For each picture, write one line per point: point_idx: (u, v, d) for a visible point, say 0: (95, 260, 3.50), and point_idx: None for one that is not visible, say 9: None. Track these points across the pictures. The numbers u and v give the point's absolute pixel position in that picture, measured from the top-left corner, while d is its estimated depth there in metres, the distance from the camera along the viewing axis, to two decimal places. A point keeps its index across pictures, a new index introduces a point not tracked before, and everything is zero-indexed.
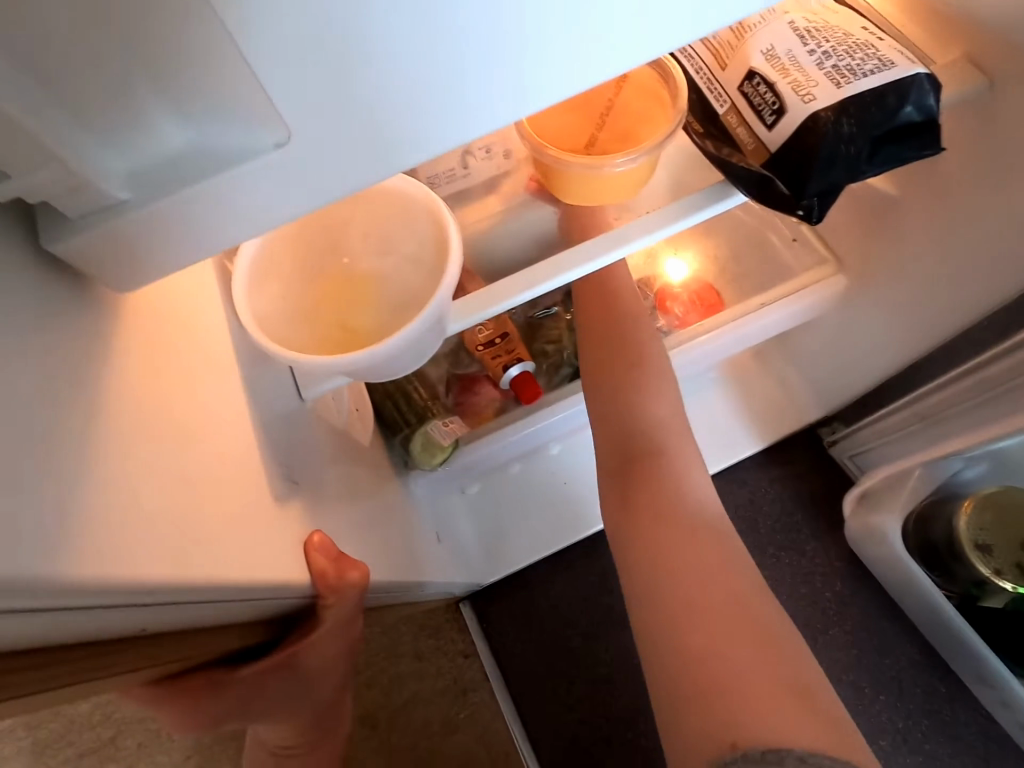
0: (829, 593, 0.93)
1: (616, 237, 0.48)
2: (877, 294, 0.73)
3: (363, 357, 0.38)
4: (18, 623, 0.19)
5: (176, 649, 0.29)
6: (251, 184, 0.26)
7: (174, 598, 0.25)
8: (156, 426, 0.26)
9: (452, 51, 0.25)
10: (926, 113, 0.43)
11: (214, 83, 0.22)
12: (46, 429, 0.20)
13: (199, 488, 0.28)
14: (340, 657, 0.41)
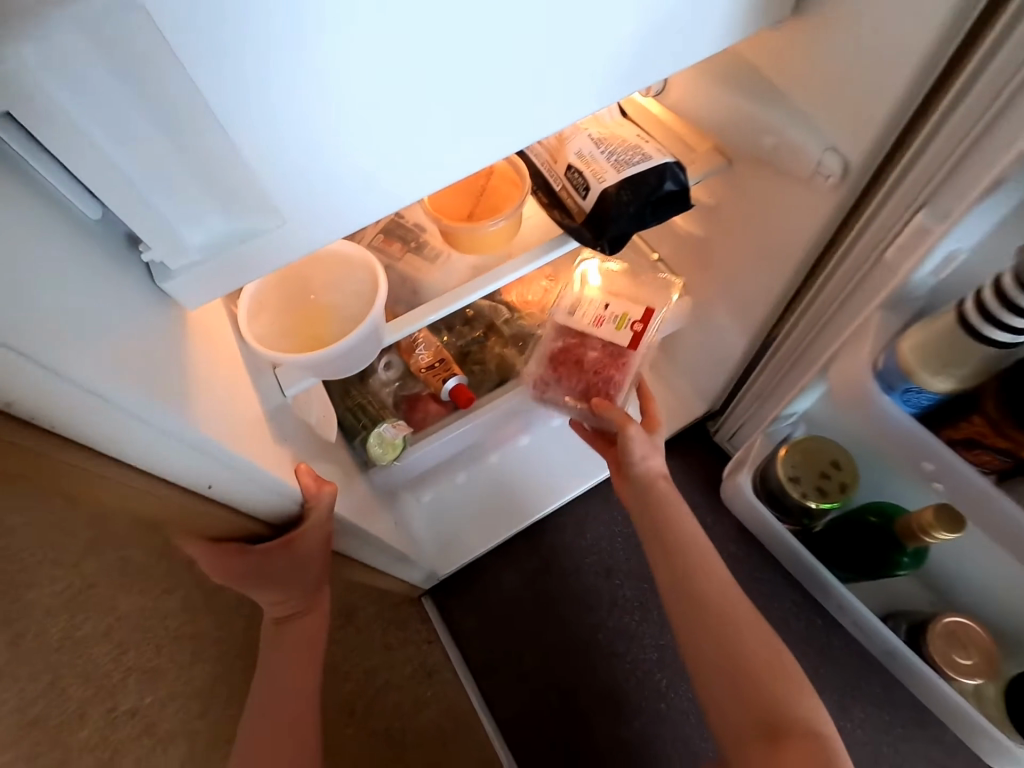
0: (727, 554, 1.13)
1: (493, 276, 0.75)
2: (711, 307, 0.99)
3: (325, 354, 0.60)
4: (146, 437, 0.38)
5: (218, 515, 0.48)
6: (264, 247, 0.46)
7: (216, 458, 0.43)
8: (207, 376, 0.46)
9: (370, 177, 0.46)
10: (681, 184, 0.70)
11: (248, 196, 0.42)
12: (159, 352, 0.40)
13: (230, 415, 0.47)
14: (318, 557, 0.59)
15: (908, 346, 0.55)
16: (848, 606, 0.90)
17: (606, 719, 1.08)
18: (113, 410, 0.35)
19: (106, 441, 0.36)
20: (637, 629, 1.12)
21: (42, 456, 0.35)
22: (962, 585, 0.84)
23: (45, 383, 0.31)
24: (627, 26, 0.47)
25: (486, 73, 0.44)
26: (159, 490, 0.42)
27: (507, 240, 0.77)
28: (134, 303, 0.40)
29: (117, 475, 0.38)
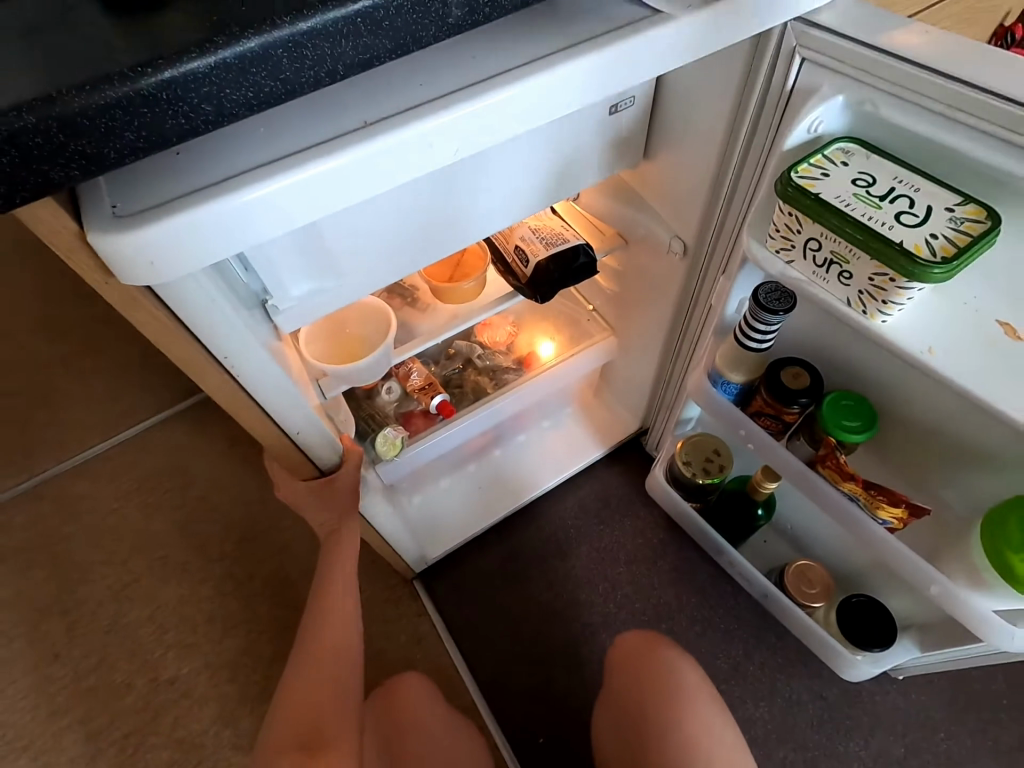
0: (655, 538, 1.45)
1: (466, 318, 1.11)
2: (630, 345, 1.35)
3: (356, 366, 0.93)
4: (277, 400, 0.69)
5: (296, 453, 0.79)
6: (329, 303, 0.79)
7: (305, 416, 0.75)
8: (295, 374, 0.78)
9: (395, 259, 0.78)
10: (590, 258, 1.07)
11: (325, 276, 0.75)
12: (279, 356, 0.73)
13: (307, 398, 0.78)
14: (351, 495, 0.90)
15: (720, 355, 0.89)
16: (733, 559, 1.21)
17: (563, 671, 1.33)
18: (269, 381, 0.67)
19: (266, 396, 0.68)
20: (586, 599, 1.40)
21: (237, 400, 0.66)
22: (812, 537, 1.16)
23: (254, 359, 0.63)
24: (546, 177, 0.82)
25: (462, 203, 0.76)
26: (274, 432, 0.73)
27: (476, 295, 1.14)
28: (263, 329, 0.73)
29: (260, 416, 0.70)
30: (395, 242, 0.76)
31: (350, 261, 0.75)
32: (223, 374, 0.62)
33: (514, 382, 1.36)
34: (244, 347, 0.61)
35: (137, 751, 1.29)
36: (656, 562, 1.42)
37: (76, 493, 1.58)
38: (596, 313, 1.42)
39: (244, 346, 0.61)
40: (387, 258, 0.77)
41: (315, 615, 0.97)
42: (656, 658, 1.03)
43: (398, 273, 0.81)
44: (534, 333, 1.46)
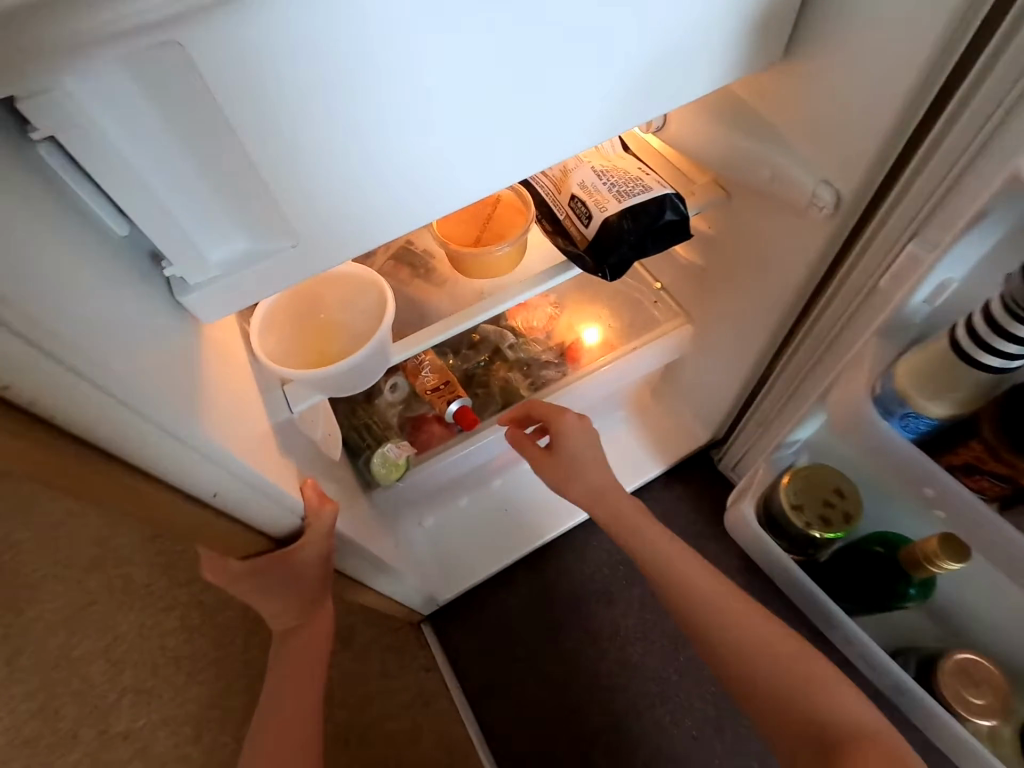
0: (730, 585, 1.13)
1: (499, 299, 0.77)
2: (713, 339, 1.02)
3: (333, 370, 0.62)
4: (157, 443, 0.39)
5: (225, 523, 0.49)
6: (274, 269, 0.48)
7: (222, 465, 0.44)
8: (219, 392, 0.47)
9: (387, 192, 0.48)
10: (680, 214, 0.73)
11: (257, 217, 0.44)
12: (172, 362, 0.41)
13: (238, 429, 0.47)
14: (319, 567, 0.59)
15: (903, 371, 0.57)
16: (854, 638, 0.88)
17: (606, 754, 1.05)
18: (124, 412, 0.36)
19: (123, 441, 0.37)
20: (639, 661, 1.10)
21: (64, 459, 0.36)
22: (968, 618, 0.83)
23: (72, 379, 0.32)
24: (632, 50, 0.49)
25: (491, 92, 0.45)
26: (168, 499, 0.43)
27: (512, 266, 0.80)
28: (150, 307, 0.42)
29: (126, 477, 0.39)
30: (373, 165, 0.45)
31: (297, 197, 0.44)
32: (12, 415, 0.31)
33: (556, 382, 1.06)
34: (38, 358, 0.31)
35: None
36: None
37: (24, 493, 1.33)
38: (663, 293, 1.08)
39: (36, 358, 0.30)
40: (372, 189, 0.47)
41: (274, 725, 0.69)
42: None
43: (385, 222, 0.50)
44: (574, 314, 1.12)
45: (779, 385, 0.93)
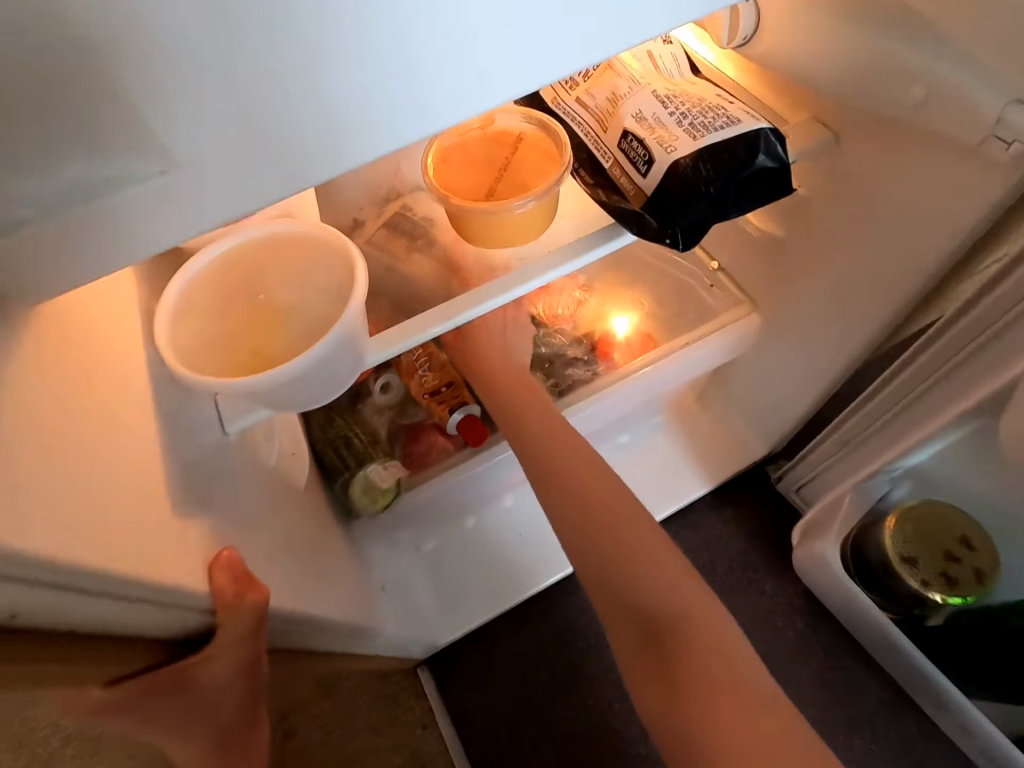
0: (791, 632, 0.94)
1: (518, 275, 0.55)
2: (787, 333, 0.80)
3: (274, 377, 0.42)
4: None
5: (73, 652, 0.29)
6: (139, 208, 0.29)
7: (39, 579, 0.24)
8: (55, 436, 0.27)
9: (327, 85, 0.29)
10: (778, 159, 0.51)
11: (86, 112, 0.25)
12: None
13: (89, 501, 0.27)
14: (236, 678, 0.39)
15: None
16: (975, 727, 0.70)
17: None
18: None
19: None
20: None
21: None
22: None
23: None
24: None
25: None
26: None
27: (543, 224, 0.56)
28: None
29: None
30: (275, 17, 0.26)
31: (157, 88, 0.26)
32: None
33: (584, 384, 0.85)
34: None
35: None
36: (791, 672, 0.91)
37: None
38: (721, 274, 0.87)
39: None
40: (300, 76, 0.28)
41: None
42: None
43: (327, 141, 0.31)
44: (600, 296, 0.91)
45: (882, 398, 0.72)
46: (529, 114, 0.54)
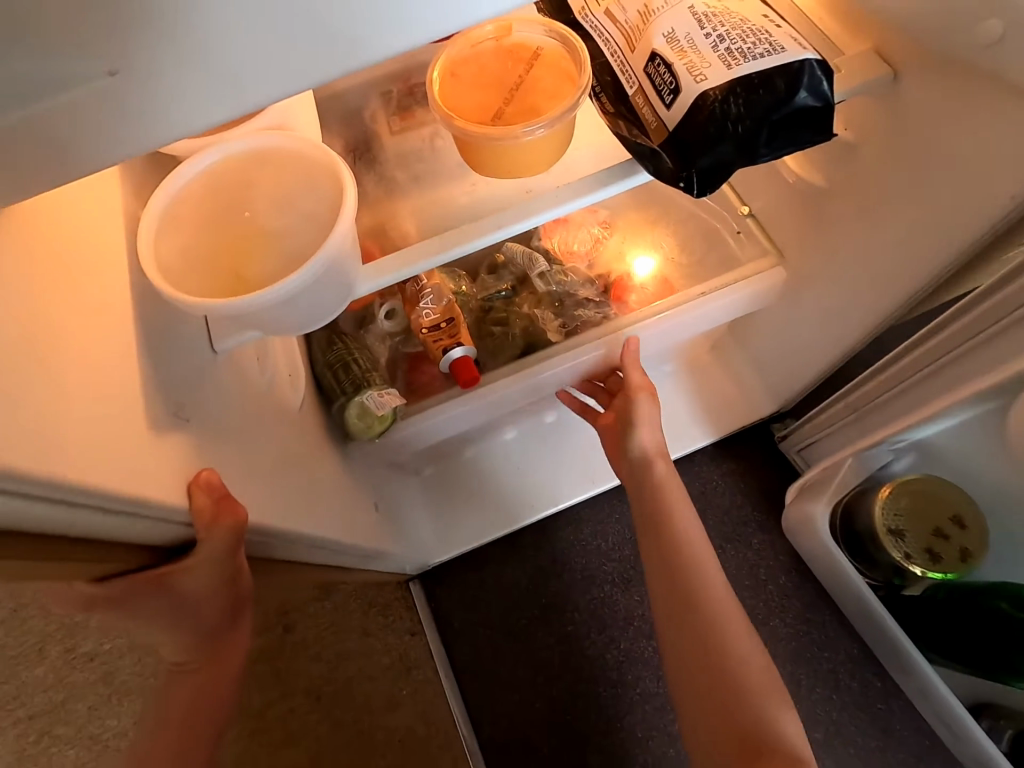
0: (772, 586, 0.96)
1: (526, 209, 0.52)
2: (813, 288, 0.76)
3: (253, 299, 0.40)
4: None
5: (60, 559, 0.32)
6: (76, 113, 0.27)
7: (16, 488, 0.26)
8: (24, 352, 0.27)
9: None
10: (822, 98, 0.45)
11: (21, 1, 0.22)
12: None
13: (66, 419, 0.28)
14: (225, 587, 0.41)
15: None
16: (934, 694, 0.69)
17: (603, 754, 0.91)
18: None
19: None
20: (652, 657, 0.95)
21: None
22: None
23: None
24: None
25: None
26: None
27: (556, 152, 0.52)
28: None
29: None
30: None
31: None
32: None
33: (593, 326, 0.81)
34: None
35: (41, 739, 1.00)
36: (768, 620, 0.94)
37: None
38: (750, 220, 0.82)
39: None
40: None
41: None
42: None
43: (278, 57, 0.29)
44: (626, 236, 0.86)
45: (900, 368, 0.68)
46: (551, 27, 0.49)
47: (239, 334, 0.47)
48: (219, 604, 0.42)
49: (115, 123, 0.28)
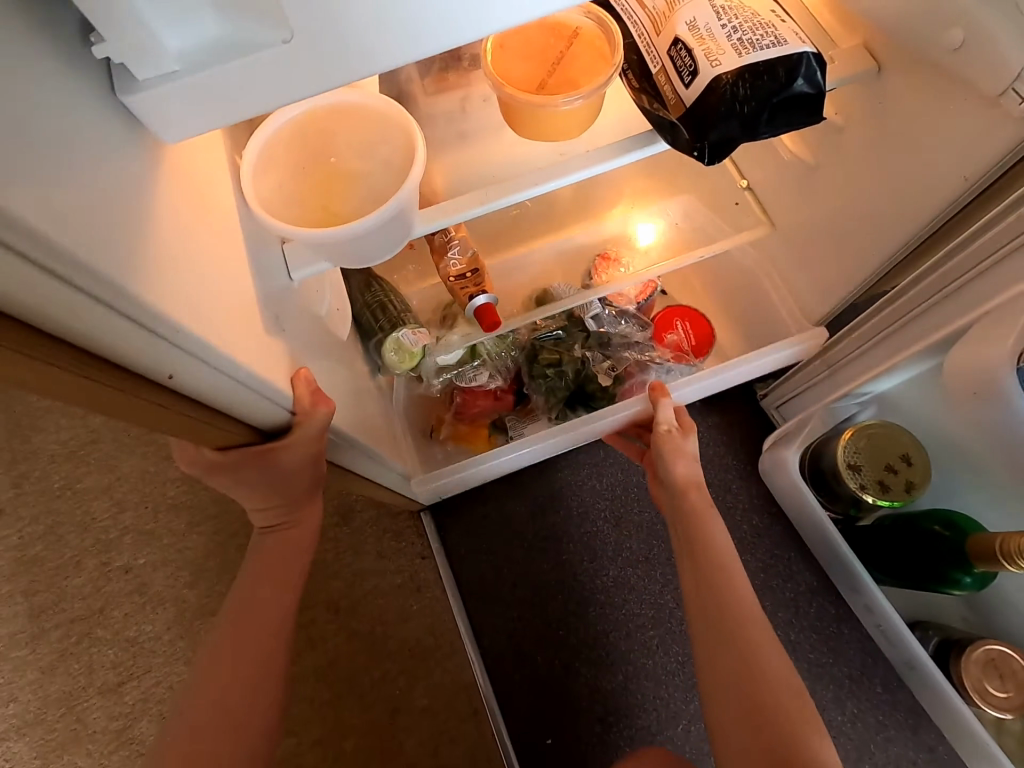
0: (746, 525, 1.08)
1: (561, 170, 0.61)
2: (799, 255, 0.86)
3: (340, 233, 0.49)
4: (102, 316, 0.30)
5: (202, 422, 0.41)
6: (248, 73, 0.34)
7: (188, 346, 0.35)
8: (185, 251, 0.37)
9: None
10: (815, 86, 0.54)
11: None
12: (111, 206, 0.31)
13: (214, 308, 0.38)
14: (309, 467, 0.51)
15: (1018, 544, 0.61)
16: (876, 607, 0.81)
17: (589, 663, 1.04)
18: (45, 273, 0.27)
19: (18, 299, 0.27)
20: (636, 584, 1.07)
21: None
22: (1008, 610, 0.77)
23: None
24: None
25: None
26: (107, 378, 0.34)
27: (588, 120, 0.60)
28: (85, 112, 0.30)
29: (46, 355, 0.30)
30: None
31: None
32: None
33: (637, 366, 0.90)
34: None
35: (80, 641, 1.10)
36: (740, 553, 1.06)
37: None
38: (748, 193, 0.90)
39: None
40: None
41: (227, 623, 0.60)
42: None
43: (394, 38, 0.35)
44: (637, 205, 0.97)
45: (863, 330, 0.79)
46: (590, 10, 0.56)
47: (311, 265, 0.55)
48: (304, 480, 0.52)
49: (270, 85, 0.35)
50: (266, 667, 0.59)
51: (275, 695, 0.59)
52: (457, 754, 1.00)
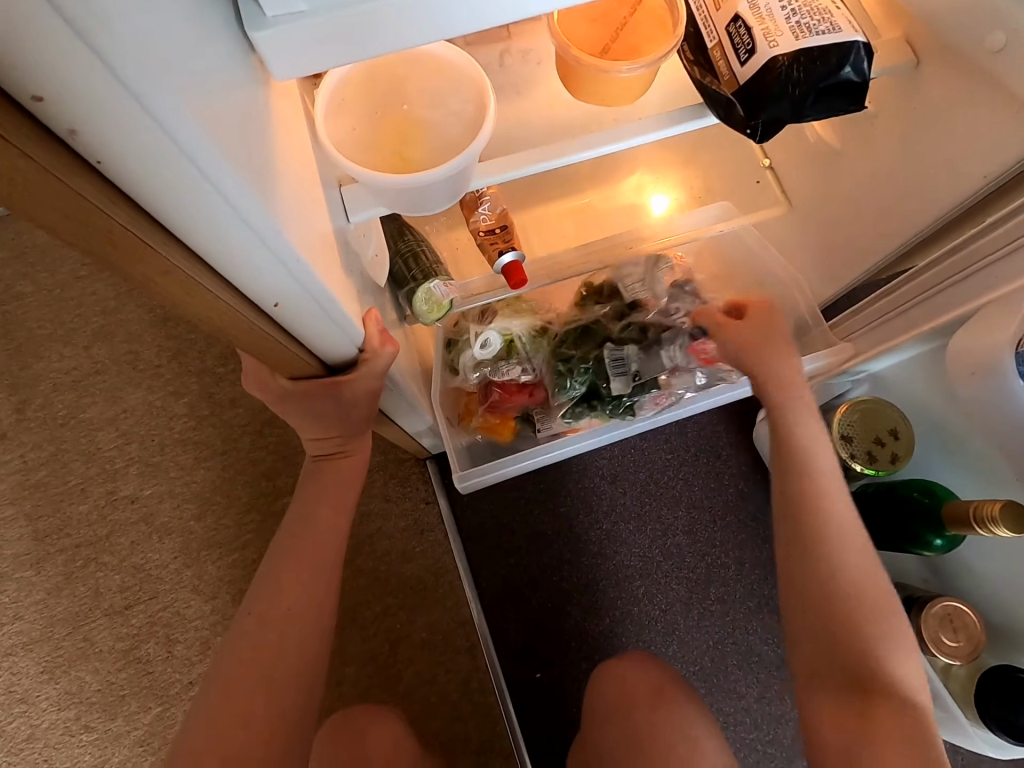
0: (733, 487, 1.16)
1: (615, 135, 0.63)
2: (811, 237, 0.91)
3: (410, 180, 0.50)
4: (241, 239, 0.34)
5: (284, 349, 0.46)
6: (370, 19, 0.35)
7: (299, 276, 0.39)
8: (295, 186, 0.40)
9: None
10: (861, 76, 0.57)
11: None
12: (252, 137, 0.33)
13: (314, 243, 0.41)
14: (368, 401, 0.55)
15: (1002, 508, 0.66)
16: None
17: (581, 608, 1.12)
18: (210, 193, 0.30)
19: (175, 210, 0.31)
20: (627, 537, 1.14)
21: (105, 236, 0.30)
22: (964, 572, 0.86)
23: (130, 112, 0.25)
24: None
25: None
26: (221, 300, 0.38)
27: (642, 90, 0.62)
28: (227, 45, 0.33)
29: (193, 272, 0.35)
30: None
31: None
32: (65, 136, 0.26)
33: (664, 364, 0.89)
34: (81, 62, 0.23)
35: (86, 565, 1.12)
36: (726, 512, 1.14)
37: (36, 245, 1.25)
38: (769, 171, 0.94)
39: (80, 62, 0.22)
40: None
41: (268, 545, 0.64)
42: (663, 716, 0.83)
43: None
44: (651, 171, 1.01)
45: (868, 312, 0.84)
46: None
47: (367, 208, 0.56)
48: (360, 412, 0.56)
49: (387, 33, 0.36)
50: (307, 587, 0.64)
51: (313, 614, 0.64)
52: (452, 683, 1.08)
